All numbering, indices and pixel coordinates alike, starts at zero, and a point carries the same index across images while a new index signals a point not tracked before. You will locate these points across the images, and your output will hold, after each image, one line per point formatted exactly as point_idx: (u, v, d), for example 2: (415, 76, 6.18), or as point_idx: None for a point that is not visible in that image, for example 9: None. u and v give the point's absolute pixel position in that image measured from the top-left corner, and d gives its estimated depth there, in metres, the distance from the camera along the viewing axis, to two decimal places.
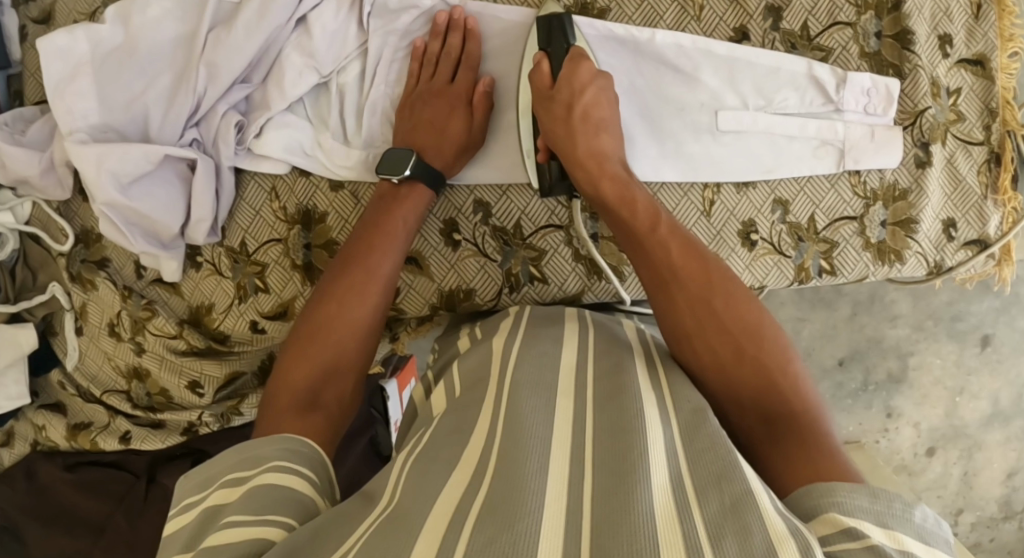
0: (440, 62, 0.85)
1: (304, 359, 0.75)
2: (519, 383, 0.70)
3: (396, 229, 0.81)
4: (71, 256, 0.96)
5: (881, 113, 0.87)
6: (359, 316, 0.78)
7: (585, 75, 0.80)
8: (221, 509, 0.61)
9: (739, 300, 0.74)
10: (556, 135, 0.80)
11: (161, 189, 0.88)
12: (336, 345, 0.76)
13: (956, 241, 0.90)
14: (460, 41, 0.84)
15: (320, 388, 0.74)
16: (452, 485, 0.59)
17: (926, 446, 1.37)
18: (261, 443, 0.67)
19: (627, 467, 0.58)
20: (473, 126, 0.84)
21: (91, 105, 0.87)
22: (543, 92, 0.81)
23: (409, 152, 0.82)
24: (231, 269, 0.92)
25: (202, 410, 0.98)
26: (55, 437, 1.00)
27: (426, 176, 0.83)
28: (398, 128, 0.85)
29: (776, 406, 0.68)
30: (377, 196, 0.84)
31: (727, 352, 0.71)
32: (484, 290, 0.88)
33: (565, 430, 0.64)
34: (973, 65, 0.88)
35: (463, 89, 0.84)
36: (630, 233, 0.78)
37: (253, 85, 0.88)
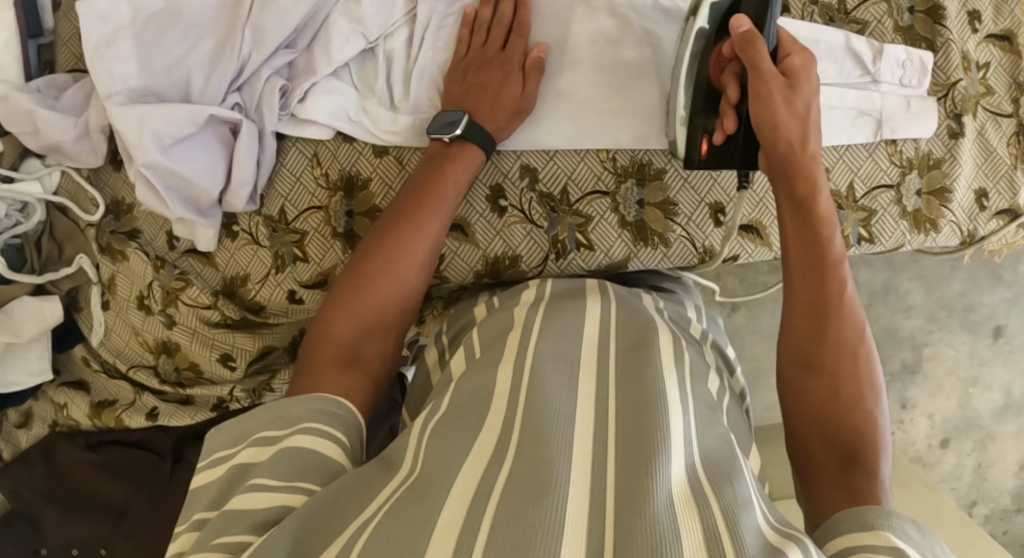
0: (490, 30, 0.85)
1: (350, 311, 0.77)
2: (541, 357, 0.72)
3: (447, 193, 0.81)
4: (100, 227, 0.93)
5: (915, 85, 0.89)
6: (404, 281, 0.80)
7: (815, 74, 0.77)
8: (249, 469, 0.63)
9: (854, 329, 0.75)
10: (787, 130, 0.75)
11: (203, 152, 0.86)
12: (379, 304, 0.78)
13: (988, 211, 0.92)
14: (511, 9, 0.85)
15: (362, 342, 0.77)
16: (476, 452, 0.61)
17: (940, 437, 1.38)
18: (293, 401, 0.69)
19: (646, 444, 0.59)
20: (526, 93, 0.83)
21: (132, 68, 0.86)
22: (779, 81, 0.74)
23: (461, 114, 0.81)
24: (268, 238, 0.91)
25: (233, 386, 0.95)
26: (76, 417, 0.96)
27: (477, 138, 0.82)
28: (450, 93, 0.84)
29: (846, 430, 0.70)
30: (428, 154, 0.83)
31: (820, 366, 0.73)
32: (530, 256, 0.87)
33: (586, 407, 0.66)
34: (1001, 41, 0.91)
35: (516, 54, 0.84)
36: (794, 240, 0.77)
37: (296, 51, 0.88)
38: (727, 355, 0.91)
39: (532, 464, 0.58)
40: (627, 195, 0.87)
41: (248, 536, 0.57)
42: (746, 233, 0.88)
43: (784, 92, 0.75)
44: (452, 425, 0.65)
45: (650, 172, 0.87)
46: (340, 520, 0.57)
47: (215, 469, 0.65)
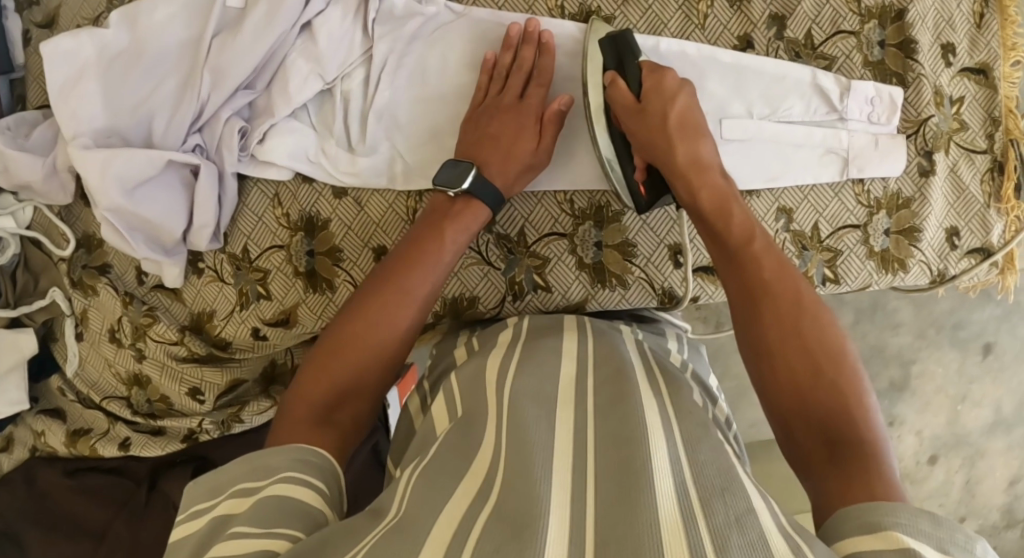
0: (509, 75, 0.84)
1: (327, 372, 0.73)
2: (521, 392, 0.69)
3: (443, 251, 0.79)
4: (72, 261, 0.95)
5: (885, 121, 0.87)
6: (390, 333, 0.75)
7: (671, 85, 0.79)
8: (229, 520, 0.60)
9: (820, 318, 0.72)
10: (654, 148, 0.78)
11: (165, 194, 0.87)
12: (363, 357, 0.74)
13: (960, 250, 0.90)
14: (533, 55, 0.84)
15: (339, 401, 0.72)
16: (459, 495, 0.60)
17: (928, 454, 1.35)
18: (264, 454, 0.65)
19: (630, 470, 0.58)
20: (540, 148, 0.82)
21: (97, 109, 0.86)
22: (631, 107, 0.78)
23: (467, 164, 0.80)
24: (233, 275, 0.92)
25: (202, 418, 0.97)
26: (53, 444, 0.99)
27: (483, 194, 0.80)
28: (463, 138, 0.83)
29: (842, 428, 0.65)
30: (431, 208, 0.82)
31: (799, 366, 0.69)
32: (488, 298, 0.87)
33: (566, 433, 0.64)
34: (976, 74, 0.89)
35: (534, 106, 0.83)
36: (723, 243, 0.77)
37: (256, 91, 0.88)
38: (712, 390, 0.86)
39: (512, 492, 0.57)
40: (585, 236, 0.86)
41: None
42: (706, 274, 0.87)
43: (637, 114, 0.78)
44: (434, 466, 0.63)
45: (608, 214, 0.86)
46: None
47: (193, 521, 0.61)
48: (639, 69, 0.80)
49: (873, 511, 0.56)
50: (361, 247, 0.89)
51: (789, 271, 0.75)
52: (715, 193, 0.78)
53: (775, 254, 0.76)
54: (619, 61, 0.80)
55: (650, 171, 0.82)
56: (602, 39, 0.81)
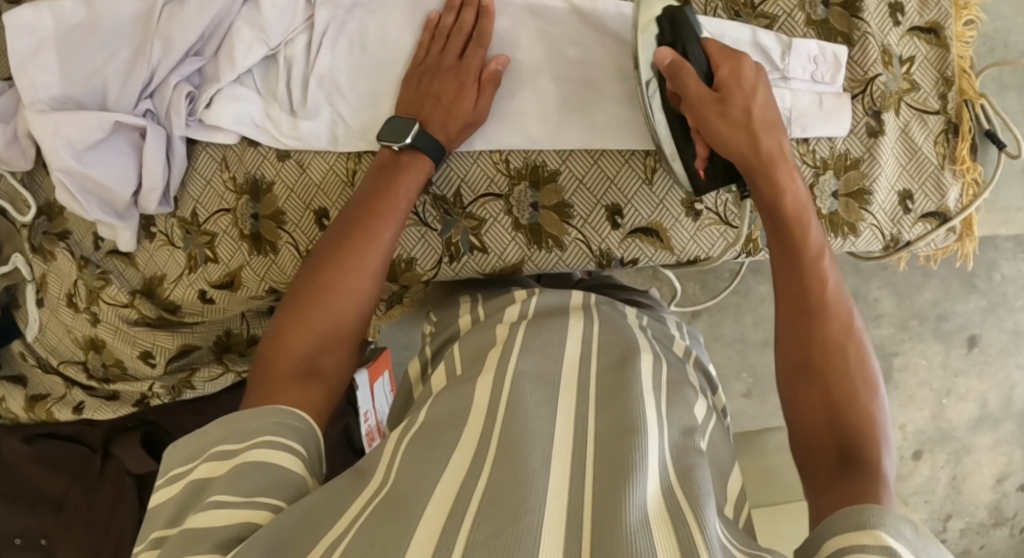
0: (450, 36, 0.84)
1: (302, 328, 0.71)
2: (520, 373, 0.69)
3: (399, 198, 0.79)
4: (33, 228, 0.98)
5: (829, 81, 0.85)
6: (356, 286, 0.75)
7: (749, 75, 0.77)
8: (208, 485, 0.59)
9: (853, 344, 0.70)
10: (733, 140, 0.76)
11: (115, 157, 0.89)
12: (332, 311, 0.73)
13: (914, 214, 0.87)
14: (473, 18, 0.84)
15: (320, 355, 0.71)
16: (451, 471, 0.59)
17: (913, 449, 1.30)
18: (242, 418, 0.64)
19: (622, 457, 0.58)
20: (480, 104, 0.83)
21: (53, 77, 0.90)
22: (711, 96, 0.75)
23: (411, 122, 0.80)
24: (183, 239, 0.94)
25: (153, 382, 0.98)
26: (14, 409, 1.02)
27: (427, 148, 0.81)
28: (405, 99, 0.84)
29: (847, 423, 0.66)
30: (378, 163, 0.81)
31: (824, 384, 0.68)
32: (425, 259, 0.88)
33: (565, 423, 0.64)
34: (927, 33, 0.87)
35: (473, 65, 0.83)
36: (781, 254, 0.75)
37: (205, 58, 0.91)
38: (709, 373, 0.88)
39: (509, 477, 0.56)
40: (520, 197, 0.86)
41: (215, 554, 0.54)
42: (644, 236, 0.86)
43: (717, 100, 0.75)
44: (432, 440, 0.64)
45: (544, 174, 0.86)
46: (305, 542, 0.55)
47: (173, 484, 0.60)
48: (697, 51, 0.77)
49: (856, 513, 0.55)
50: (303, 210, 0.90)
51: (834, 293, 0.73)
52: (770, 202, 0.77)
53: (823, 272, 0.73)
54: (684, 44, 0.77)
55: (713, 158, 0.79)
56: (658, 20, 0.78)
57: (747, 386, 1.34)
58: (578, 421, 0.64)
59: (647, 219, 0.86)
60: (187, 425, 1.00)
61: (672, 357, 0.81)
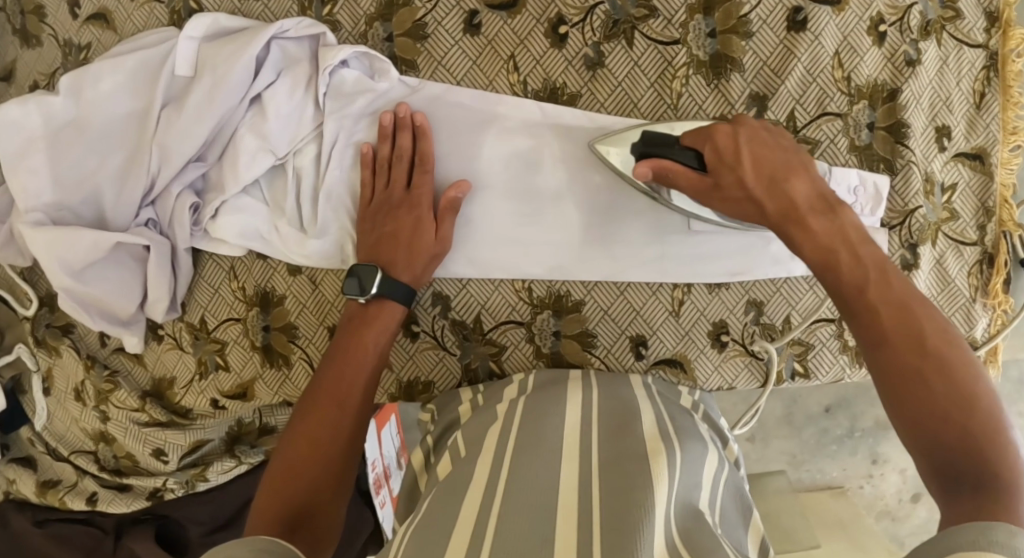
0: (392, 165, 0.82)
1: (281, 493, 0.68)
2: (520, 450, 0.69)
3: (365, 354, 0.77)
4: (36, 320, 0.95)
5: (867, 213, 0.82)
6: (333, 431, 0.72)
7: (723, 135, 0.73)
8: None
9: (945, 356, 0.59)
10: (743, 214, 0.73)
11: (116, 271, 0.86)
12: (314, 463, 0.70)
13: None
14: (410, 141, 0.81)
15: (300, 523, 0.66)
16: (450, 547, 0.57)
17: (911, 493, 1.33)
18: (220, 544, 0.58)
19: (631, 528, 0.56)
20: (442, 235, 0.80)
21: (45, 183, 0.84)
22: (704, 188, 0.73)
23: (371, 267, 0.78)
24: (191, 344, 0.91)
25: (167, 477, 0.97)
26: (25, 492, 1.01)
27: (396, 294, 0.78)
28: (361, 242, 0.81)
29: (965, 443, 0.56)
30: (347, 317, 0.80)
31: (921, 417, 0.58)
32: (443, 382, 0.86)
33: (567, 492, 0.62)
34: (972, 160, 0.83)
35: (422, 194, 0.80)
36: (846, 288, 0.64)
37: (207, 164, 0.85)
38: (721, 425, 0.82)
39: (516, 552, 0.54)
40: (543, 325, 0.84)
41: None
42: (668, 366, 0.84)
43: (715, 189, 0.73)
44: (432, 517, 0.62)
45: (568, 303, 0.83)
46: None
47: None
48: (679, 150, 0.74)
49: (976, 527, 0.49)
50: (316, 325, 0.87)
51: (915, 311, 0.61)
52: (820, 242, 0.67)
53: (880, 262, 0.65)
54: (663, 148, 0.74)
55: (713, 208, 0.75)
56: (635, 142, 0.76)
57: (748, 431, 1.35)
58: (582, 487, 0.63)
59: (672, 350, 0.84)
60: (198, 515, 1.01)
61: (677, 414, 0.78)
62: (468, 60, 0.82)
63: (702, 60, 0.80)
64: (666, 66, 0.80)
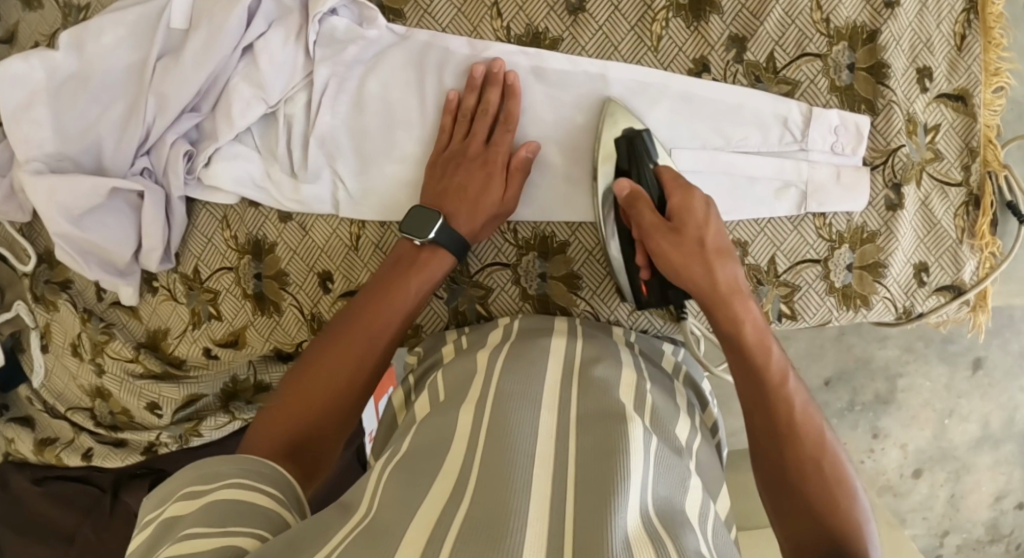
0: (475, 119, 0.82)
1: (291, 413, 0.74)
2: (503, 395, 0.68)
3: (405, 298, 0.80)
4: (35, 276, 0.97)
5: (849, 153, 0.82)
6: (353, 370, 0.77)
7: (671, 181, 0.76)
8: (177, 523, 0.59)
9: (805, 429, 0.71)
10: (641, 216, 0.75)
11: (114, 220, 0.87)
12: (328, 394, 0.75)
13: (928, 287, 0.85)
14: (498, 97, 0.81)
15: (304, 442, 0.73)
16: (431, 498, 0.56)
17: (912, 468, 1.35)
18: (215, 461, 0.65)
19: (604, 478, 0.56)
20: (508, 195, 0.81)
21: (46, 134, 0.87)
22: (661, 228, 0.75)
23: (436, 215, 0.79)
24: (185, 295, 0.92)
25: (160, 431, 0.98)
26: (23, 451, 1.02)
27: (449, 242, 0.80)
28: (428, 189, 0.82)
29: (822, 515, 0.67)
30: (394, 255, 0.82)
31: (782, 473, 0.70)
32: (431, 325, 0.87)
33: (546, 438, 0.62)
34: (955, 101, 0.83)
35: (501, 152, 0.81)
36: (736, 352, 0.74)
37: (201, 114, 0.87)
38: (702, 388, 0.83)
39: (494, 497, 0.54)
40: (529, 267, 0.85)
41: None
42: (654, 308, 0.85)
43: (669, 231, 0.74)
44: (413, 465, 0.62)
45: (553, 245, 0.84)
46: None
47: (145, 529, 0.61)
48: (655, 175, 0.78)
49: None
50: (306, 272, 0.88)
51: (768, 342, 0.74)
52: (704, 292, 0.74)
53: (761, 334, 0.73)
54: (632, 162, 0.78)
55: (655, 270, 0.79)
56: (622, 133, 0.79)
57: None
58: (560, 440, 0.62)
59: None
60: None
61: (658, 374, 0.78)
62: (453, 8, 0.84)
63: (682, 3, 0.81)
64: (647, 9, 0.82)
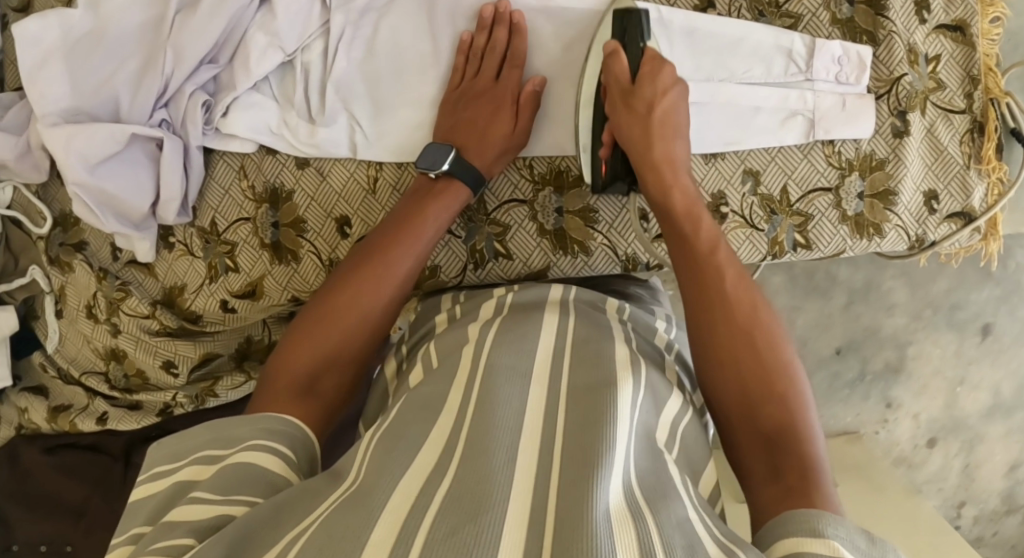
0: (484, 57, 0.83)
1: (305, 348, 0.73)
2: (494, 368, 0.67)
3: (425, 228, 0.80)
4: (49, 239, 0.96)
5: (853, 81, 0.85)
6: (371, 303, 0.77)
7: (665, 78, 0.79)
8: (192, 486, 0.60)
9: (773, 340, 0.70)
10: (614, 75, 0.79)
11: (131, 170, 0.88)
12: (344, 330, 0.75)
13: (939, 214, 0.87)
14: (506, 36, 0.83)
15: (321, 375, 0.73)
16: (416, 467, 0.56)
17: (926, 437, 1.33)
18: (235, 424, 0.65)
19: (590, 455, 0.56)
20: (518, 129, 0.83)
21: (63, 89, 0.88)
22: (622, 88, 0.79)
23: (448, 149, 0.81)
24: (202, 249, 0.93)
25: (176, 392, 0.99)
26: (36, 420, 1.01)
27: (463, 176, 0.81)
28: (439, 124, 0.84)
29: (776, 424, 0.66)
30: (413, 188, 0.82)
31: (737, 381, 0.68)
32: (449, 267, 0.87)
33: (532, 415, 0.62)
34: (953, 31, 0.85)
35: (509, 88, 0.83)
36: (684, 245, 0.76)
37: (219, 65, 0.88)
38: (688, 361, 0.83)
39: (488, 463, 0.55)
40: (545, 203, 0.86)
41: (190, 539, 0.55)
42: None
43: (624, 95, 0.78)
44: (401, 431, 0.61)
45: (569, 179, 0.86)
46: (277, 527, 0.54)
47: (154, 484, 0.61)
48: (642, 53, 0.80)
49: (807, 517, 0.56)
50: (324, 217, 0.89)
51: (698, 213, 0.77)
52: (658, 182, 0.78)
53: (691, 206, 0.77)
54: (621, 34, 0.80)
55: (616, 151, 0.81)
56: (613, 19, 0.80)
57: None
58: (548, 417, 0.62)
59: None
60: None
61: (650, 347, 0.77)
62: None
63: None
64: None
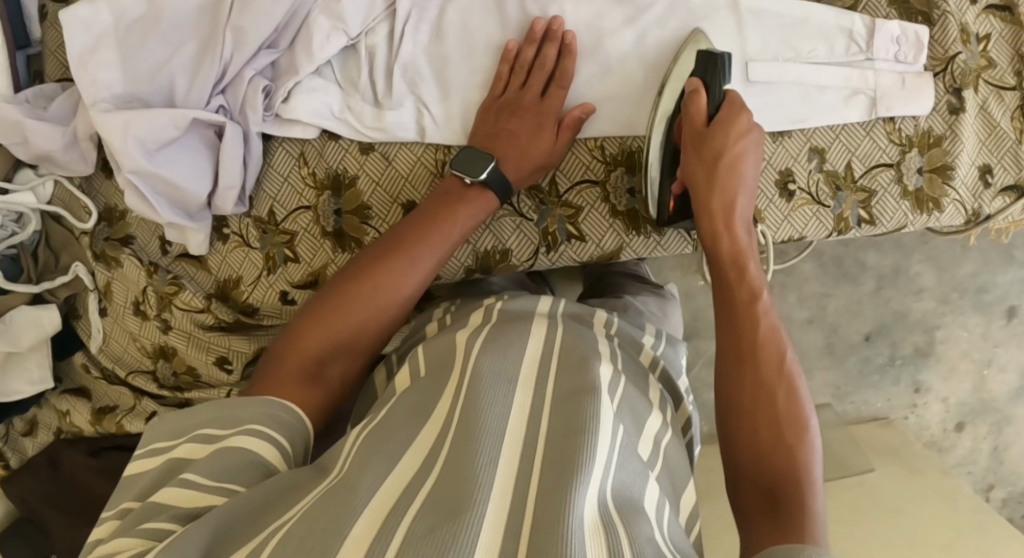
0: (531, 72, 0.84)
1: (318, 333, 0.72)
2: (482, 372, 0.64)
3: (452, 230, 0.79)
4: (93, 235, 0.93)
5: (912, 60, 0.87)
6: (388, 302, 0.75)
7: (739, 123, 0.78)
8: (186, 464, 0.60)
9: (792, 407, 0.67)
10: (690, 118, 0.79)
11: (189, 156, 0.85)
12: (356, 322, 0.74)
13: (994, 188, 0.89)
14: (556, 54, 0.83)
15: (328, 361, 0.72)
16: (399, 471, 0.56)
17: (955, 422, 1.37)
18: (239, 402, 0.64)
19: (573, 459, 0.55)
20: (557, 149, 0.83)
21: (115, 76, 0.84)
22: (696, 129, 0.79)
23: (488, 157, 0.80)
24: (259, 239, 0.91)
25: (229, 388, 0.95)
26: (79, 423, 0.97)
27: (495, 184, 0.81)
28: (478, 131, 0.83)
29: (784, 473, 0.64)
30: (443, 189, 0.81)
31: (754, 418, 0.67)
32: (521, 250, 0.87)
33: (520, 418, 0.60)
34: (1001, 11, 0.88)
35: (552, 107, 0.84)
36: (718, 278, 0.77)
37: (279, 50, 0.86)
38: (678, 385, 0.81)
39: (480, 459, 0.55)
40: (617, 183, 0.86)
41: (173, 525, 0.55)
42: None
43: (696, 138, 0.78)
44: (387, 433, 0.60)
45: (640, 159, 0.86)
46: (247, 534, 0.53)
47: (152, 459, 0.61)
48: (722, 95, 0.80)
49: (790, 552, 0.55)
50: (390, 203, 0.88)
51: (745, 260, 0.77)
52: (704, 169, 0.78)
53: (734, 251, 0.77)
54: (704, 68, 0.79)
55: (686, 192, 0.83)
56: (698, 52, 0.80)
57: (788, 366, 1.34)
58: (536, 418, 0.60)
59: None
60: None
61: (636, 366, 0.75)
62: None
63: None
64: None
